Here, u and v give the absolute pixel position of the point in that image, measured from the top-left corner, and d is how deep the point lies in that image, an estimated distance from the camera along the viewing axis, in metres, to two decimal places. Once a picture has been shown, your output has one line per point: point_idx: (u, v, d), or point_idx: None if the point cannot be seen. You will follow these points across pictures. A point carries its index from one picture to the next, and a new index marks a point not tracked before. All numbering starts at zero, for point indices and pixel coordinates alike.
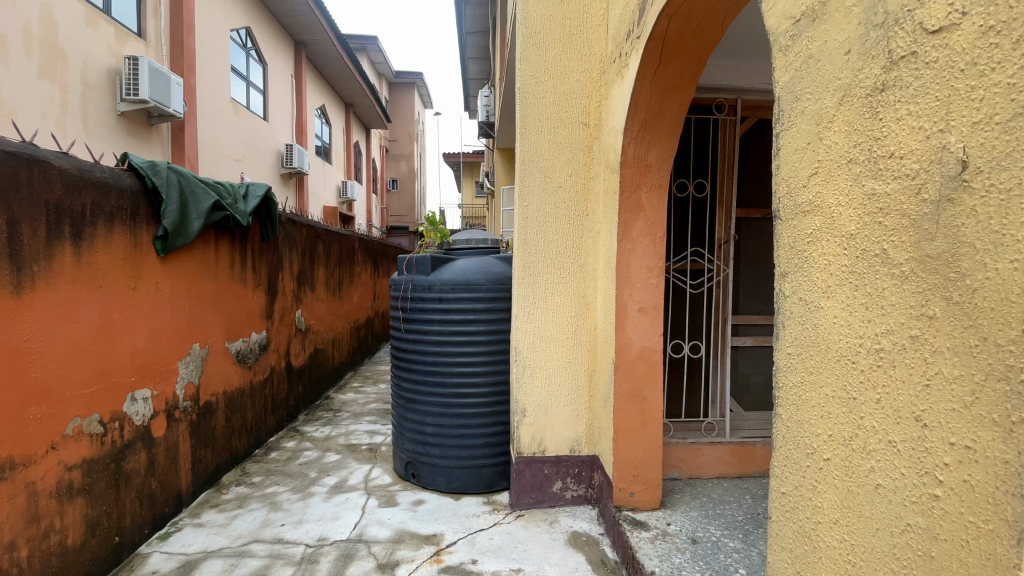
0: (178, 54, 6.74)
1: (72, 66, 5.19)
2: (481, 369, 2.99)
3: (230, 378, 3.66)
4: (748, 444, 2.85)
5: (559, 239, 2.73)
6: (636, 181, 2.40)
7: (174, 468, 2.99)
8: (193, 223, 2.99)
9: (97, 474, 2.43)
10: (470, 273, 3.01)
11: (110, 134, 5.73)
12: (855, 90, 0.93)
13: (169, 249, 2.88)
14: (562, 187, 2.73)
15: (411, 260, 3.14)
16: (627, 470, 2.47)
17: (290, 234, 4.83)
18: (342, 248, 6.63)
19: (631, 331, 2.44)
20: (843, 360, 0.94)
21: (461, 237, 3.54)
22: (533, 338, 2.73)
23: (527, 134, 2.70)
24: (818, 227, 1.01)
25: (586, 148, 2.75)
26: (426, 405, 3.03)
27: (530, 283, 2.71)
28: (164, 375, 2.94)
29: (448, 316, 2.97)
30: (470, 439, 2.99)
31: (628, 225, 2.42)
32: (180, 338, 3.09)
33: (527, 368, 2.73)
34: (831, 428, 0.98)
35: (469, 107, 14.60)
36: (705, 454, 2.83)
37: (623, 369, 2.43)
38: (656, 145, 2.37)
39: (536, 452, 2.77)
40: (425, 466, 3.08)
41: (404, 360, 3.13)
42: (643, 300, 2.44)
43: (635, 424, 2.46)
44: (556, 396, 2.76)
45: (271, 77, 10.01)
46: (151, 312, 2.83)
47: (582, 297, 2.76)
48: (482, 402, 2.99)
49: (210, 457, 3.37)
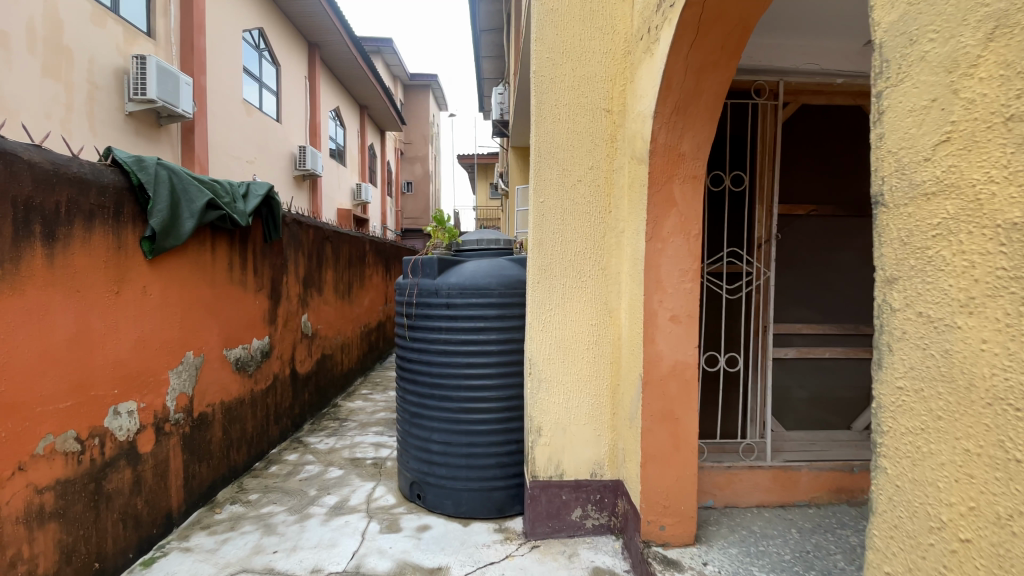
0: (188, 54, 6.64)
1: (78, 65, 5.08)
2: (493, 382, 2.71)
3: (228, 389, 3.45)
4: (791, 469, 2.54)
5: (579, 240, 2.45)
6: (668, 172, 2.10)
7: (164, 486, 2.79)
8: (185, 223, 2.79)
9: (75, 494, 2.23)
10: (480, 276, 2.74)
11: (117, 135, 5.62)
12: (1016, 17, 0.68)
13: (157, 251, 2.69)
14: (582, 181, 2.45)
15: (416, 262, 2.87)
16: (657, 501, 2.17)
17: (294, 235, 4.63)
18: (351, 249, 6.43)
19: (662, 342, 2.14)
20: (998, 405, 0.71)
21: (471, 237, 3.29)
22: (550, 349, 2.45)
23: (543, 122, 2.42)
24: (951, 214, 0.78)
25: (609, 136, 2.46)
26: (433, 420, 2.77)
27: (547, 287, 2.44)
28: (152, 386, 2.74)
29: (456, 324, 2.71)
30: (480, 459, 2.72)
31: (658, 222, 2.12)
32: (171, 346, 2.89)
33: (544, 382, 2.45)
34: (975, 498, 0.75)
35: (484, 107, 14.38)
36: (743, 480, 2.52)
37: (653, 386, 2.14)
38: (690, 132, 2.08)
39: (553, 476, 2.49)
40: (431, 487, 2.82)
41: (409, 371, 2.88)
42: (675, 307, 2.15)
43: (666, 448, 2.16)
44: (575, 414, 2.47)
45: (284, 77, 9.92)
46: (140, 319, 2.64)
47: (604, 303, 2.47)
48: (493, 418, 2.72)
49: (205, 472, 3.16)
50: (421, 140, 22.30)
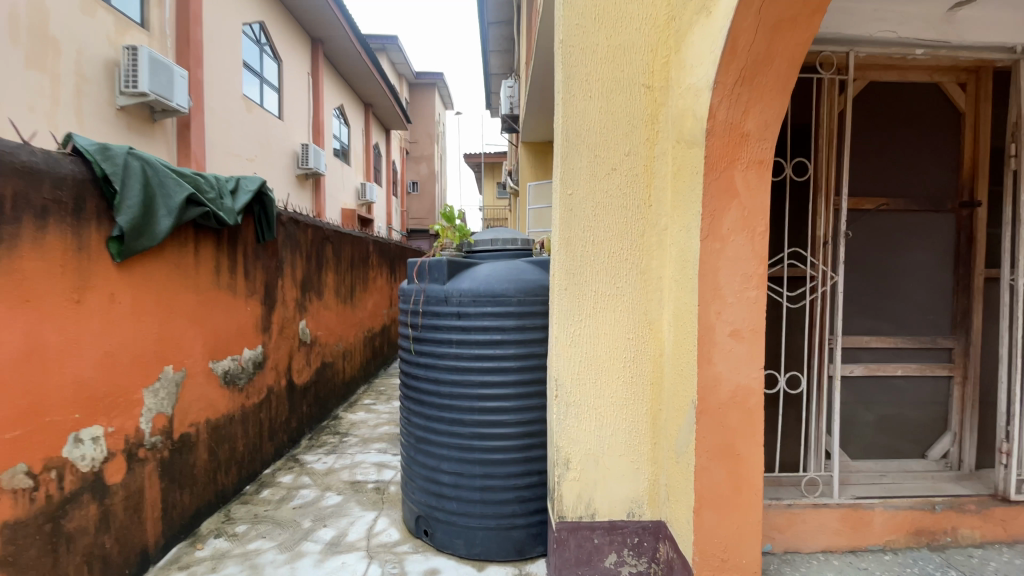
0: (184, 46, 6.35)
1: (65, 56, 4.79)
2: (512, 404, 2.34)
3: (214, 406, 3.11)
4: (863, 507, 2.17)
5: (613, 239, 2.06)
6: (730, 156, 1.74)
7: (138, 520, 2.47)
8: (160, 222, 2.46)
9: (26, 539, 1.93)
10: (496, 280, 2.37)
11: (108, 130, 5.32)
12: None
13: (127, 253, 2.35)
14: (617, 169, 2.06)
15: (423, 265, 2.52)
16: (713, 554, 1.81)
17: (291, 235, 4.27)
18: (353, 250, 6.08)
19: (720, 362, 1.77)
20: None
21: (485, 236, 2.94)
22: (580, 368, 2.07)
23: (572, 100, 2.04)
24: None
25: (648, 117, 2.08)
26: (442, 447, 2.42)
27: (576, 295, 2.05)
28: (124, 407, 2.40)
29: (467, 336, 2.35)
30: (496, 493, 2.36)
31: (716, 217, 1.75)
32: (147, 361, 2.55)
33: (572, 407, 2.06)
34: None
35: (490, 103, 14.04)
36: (807, 521, 2.14)
37: (709, 415, 1.77)
38: (756, 108, 1.73)
39: (583, 516, 2.10)
40: (440, 524, 2.46)
41: (415, 390, 2.52)
42: (735, 320, 1.78)
43: (725, 491, 1.80)
44: (609, 444, 2.09)
45: (286, 73, 9.61)
46: (107, 331, 2.31)
47: (643, 314, 2.08)
48: (512, 446, 2.35)
49: (188, 500, 2.83)
50: (427, 139, 21.97)
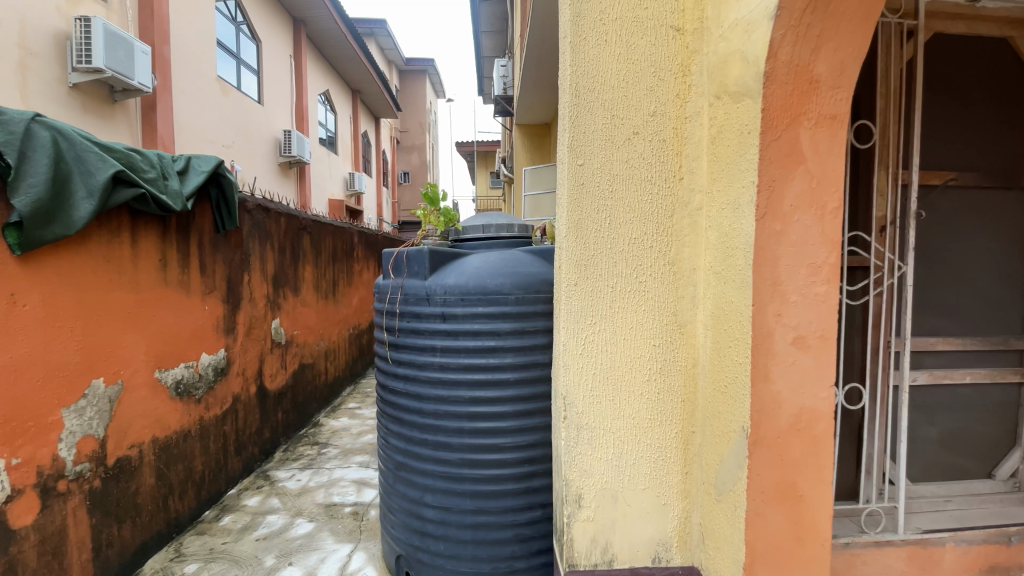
0: (147, 21, 5.81)
1: (5, 26, 4.28)
2: (510, 425, 1.93)
3: (164, 421, 2.68)
4: (933, 544, 1.79)
5: (635, 221, 1.64)
6: (795, 109, 1.34)
7: (59, 567, 2.05)
8: (79, 206, 2.02)
9: None
10: (489, 275, 1.95)
11: (59, 110, 4.81)
12: None
13: (31, 245, 1.90)
14: (639, 133, 1.63)
15: (401, 256, 2.10)
16: None
17: (260, 224, 3.82)
18: (335, 242, 5.62)
19: (780, 380, 1.38)
20: None
21: (475, 222, 2.50)
22: (594, 382, 1.65)
23: (583, 45, 1.60)
24: None
25: (679, 68, 1.64)
26: (425, 476, 2.01)
27: (588, 292, 1.63)
28: (35, 432, 1.97)
29: (453, 343, 1.93)
30: (492, 531, 1.96)
31: (776, 189, 1.34)
32: (69, 374, 2.12)
33: (584, 432, 1.65)
34: None
35: (484, 88, 13.51)
36: (868, 563, 1.76)
37: (766, 447, 1.38)
38: (829, 45, 1.33)
39: (598, 565, 1.69)
40: (424, 566, 2.07)
41: (393, 407, 2.11)
42: (800, 323, 1.39)
43: (785, 541, 1.41)
44: (630, 475, 1.68)
45: (265, 56, 9.05)
46: (6, 341, 1.86)
47: (672, 314, 1.67)
48: (510, 476, 1.94)
49: (130, 534, 2.41)
50: (418, 128, 21.38)
